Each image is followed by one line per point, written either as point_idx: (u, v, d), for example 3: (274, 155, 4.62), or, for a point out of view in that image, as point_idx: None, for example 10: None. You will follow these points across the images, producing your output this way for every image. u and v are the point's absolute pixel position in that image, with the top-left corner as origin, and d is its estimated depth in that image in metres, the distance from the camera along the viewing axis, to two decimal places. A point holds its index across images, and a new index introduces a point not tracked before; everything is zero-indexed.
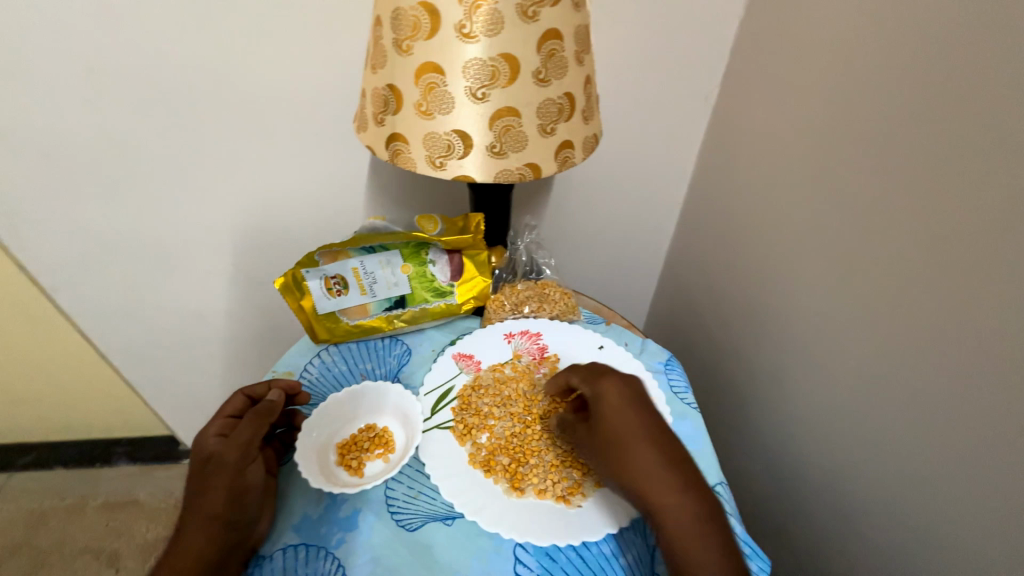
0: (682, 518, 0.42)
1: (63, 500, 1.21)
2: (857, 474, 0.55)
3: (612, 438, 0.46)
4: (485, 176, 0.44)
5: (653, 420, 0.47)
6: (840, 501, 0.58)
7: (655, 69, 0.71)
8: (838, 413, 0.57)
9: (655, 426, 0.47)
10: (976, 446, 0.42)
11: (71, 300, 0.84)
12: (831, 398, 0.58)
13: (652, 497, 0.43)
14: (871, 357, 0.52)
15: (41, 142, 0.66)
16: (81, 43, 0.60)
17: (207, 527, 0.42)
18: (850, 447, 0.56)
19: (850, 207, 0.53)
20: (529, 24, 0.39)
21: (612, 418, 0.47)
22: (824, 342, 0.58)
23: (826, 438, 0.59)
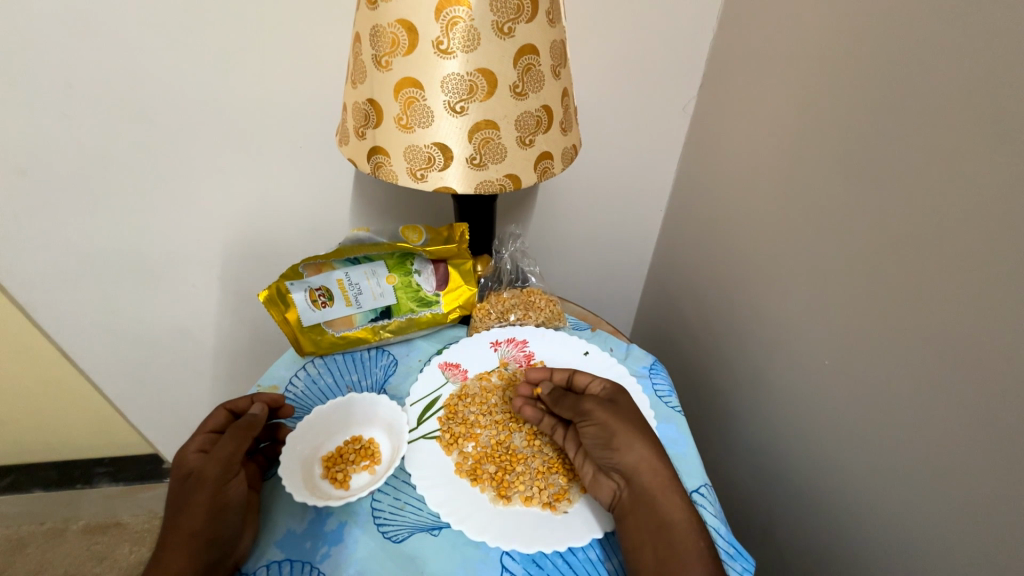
0: (674, 514, 0.45)
1: (42, 524, 1.18)
2: (838, 473, 0.56)
3: (604, 432, 0.50)
4: (466, 187, 0.45)
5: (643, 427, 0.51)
6: (823, 501, 0.59)
7: (635, 82, 0.73)
8: (820, 414, 0.58)
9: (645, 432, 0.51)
10: (948, 440, 0.43)
11: (48, 316, 0.82)
12: (813, 399, 0.59)
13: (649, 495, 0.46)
14: (848, 358, 0.53)
15: (18, 157, 0.65)
16: (62, 57, 0.59)
17: (188, 545, 0.42)
18: (832, 447, 0.57)
19: (824, 212, 0.55)
20: (505, 40, 0.40)
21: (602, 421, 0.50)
22: (804, 343, 0.60)
23: (809, 439, 0.60)
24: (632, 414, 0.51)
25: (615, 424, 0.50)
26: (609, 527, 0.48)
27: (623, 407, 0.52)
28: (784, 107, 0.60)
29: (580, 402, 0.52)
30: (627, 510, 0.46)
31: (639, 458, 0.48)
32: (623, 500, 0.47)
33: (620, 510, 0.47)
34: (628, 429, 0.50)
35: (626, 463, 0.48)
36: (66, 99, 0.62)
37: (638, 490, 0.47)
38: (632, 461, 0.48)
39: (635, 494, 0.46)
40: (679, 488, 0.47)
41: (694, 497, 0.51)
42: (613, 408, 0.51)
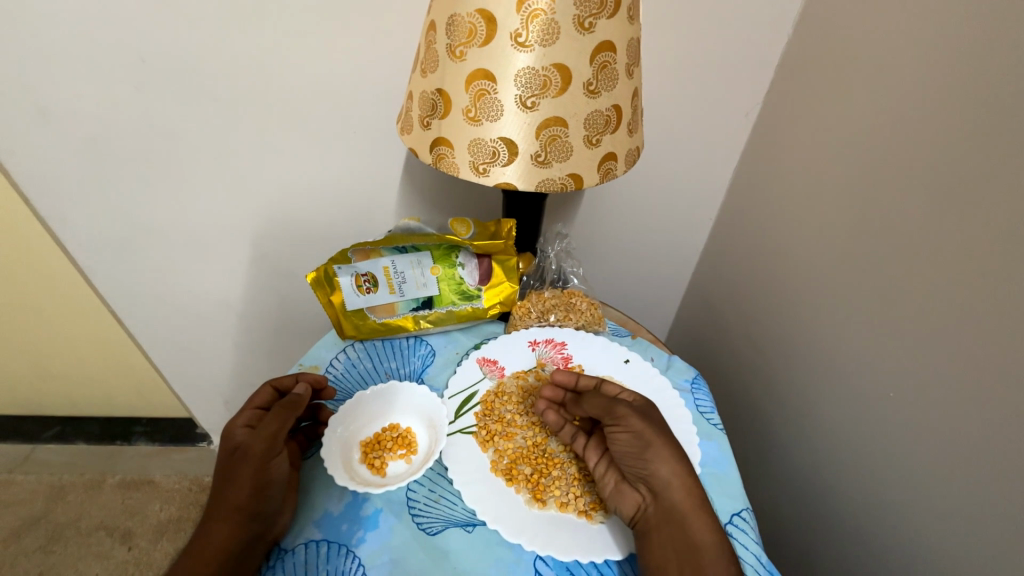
0: (703, 534, 0.44)
1: (82, 475, 1.25)
2: (889, 513, 0.53)
3: (638, 443, 0.48)
4: (527, 184, 0.44)
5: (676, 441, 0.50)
6: (869, 539, 0.56)
7: (697, 85, 0.70)
8: (875, 450, 0.55)
9: (679, 446, 0.49)
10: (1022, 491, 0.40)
11: (107, 280, 0.87)
12: (868, 433, 0.56)
13: (680, 512, 0.45)
14: (917, 396, 0.50)
15: (89, 126, 0.68)
16: (136, 32, 0.61)
17: (233, 517, 0.43)
18: (886, 486, 0.54)
19: (902, 240, 0.51)
20: (584, 35, 0.39)
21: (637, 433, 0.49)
22: (863, 373, 0.56)
23: (859, 474, 0.58)
24: (665, 427, 0.50)
25: (651, 436, 0.48)
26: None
27: (657, 418, 0.51)
28: (862, 124, 0.57)
29: (612, 408, 0.50)
30: (653, 525, 0.45)
31: (672, 474, 0.47)
32: (650, 515, 0.46)
33: (644, 524, 0.46)
34: (661, 443, 0.48)
35: (658, 477, 0.47)
36: (139, 73, 0.64)
37: (666, 507, 0.46)
38: (666, 475, 0.47)
39: (664, 510, 0.46)
40: (707, 508, 0.46)
41: (735, 520, 0.49)
42: (648, 417, 0.50)
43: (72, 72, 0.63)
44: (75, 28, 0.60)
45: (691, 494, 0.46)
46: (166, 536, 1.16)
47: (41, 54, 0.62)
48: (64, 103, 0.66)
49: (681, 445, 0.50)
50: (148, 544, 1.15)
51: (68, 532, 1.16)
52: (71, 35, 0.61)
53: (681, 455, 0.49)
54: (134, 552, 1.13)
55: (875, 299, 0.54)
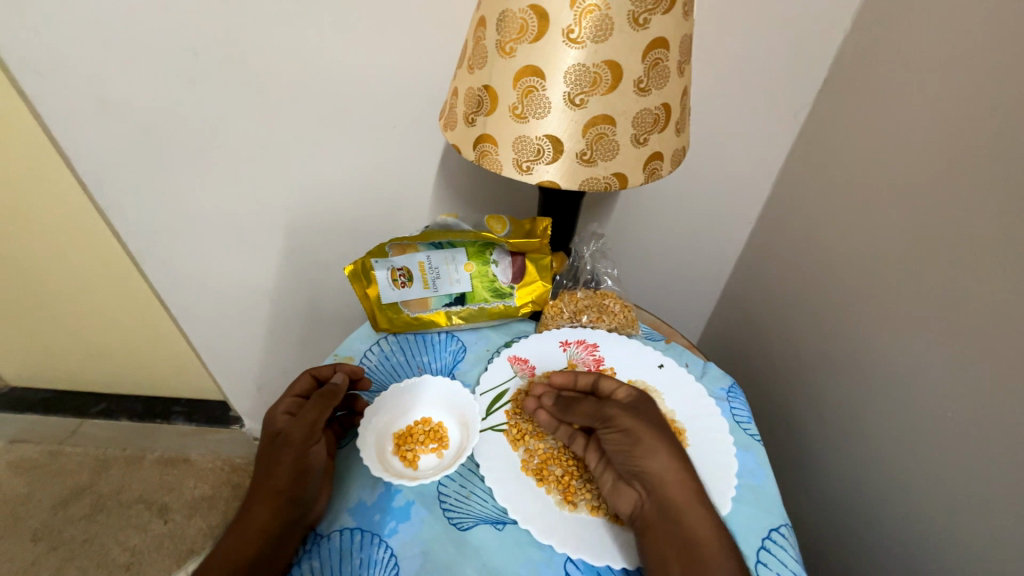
0: (700, 527, 0.44)
1: (124, 450, 1.32)
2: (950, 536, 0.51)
3: (628, 438, 0.48)
4: (571, 183, 0.43)
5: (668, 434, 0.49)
6: (930, 561, 0.54)
7: (747, 82, 0.68)
8: (942, 469, 0.53)
9: (671, 439, 0.49)
10: None
11: (155, 267, 0.90)
12: (933, 450, 0.54)
13: (674, 507, 0.45)
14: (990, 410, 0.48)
15: (143, 119, 0.70)
16: (191, 29, 0.63)
17: (274, 500, 0.44)
18: (952, 505, 0.51)
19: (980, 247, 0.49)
20: (638, 31, 0.38)
21: (626, 428, 0.48)
22: (931, 385, 0.54)
23: (921, 491, 0.55)
24: (658, 420, 0.50)
25: (642, 430, 0.48)
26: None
27: (649, 412, 0.50)
28: (932, 124, 0.54)
29: (602, 405, 0.50)
30: (650, 521, 0.45)
31: (665, 468, 0.46)
32: (645, 511, 0.45)
33: (642, 522, 0.45)
34: (652, 437, 0.48)
35: (652, 472, 0.46)
36: (195, 67, 0.66)
37: (663, 504, 0.45)
38: (660, 470, 0.46)
39: (660, 506, 0.45)
40: (706, 502, 0.46)
41: (773, 536, 0.47)
42: (639, 414, 0.49)
43: (132, 65, 0.65)
44: (132, 24, 0.62)
45: (685, 487, 0.46)
46: (200, 512, 1.22)
47: (98, 49, 0.64)
48: (119, 96, 0.68)
49: (675, 439, 0.49)
50: (183, 519, 1.20)
51: (110, 503, 1.22)
52: (128, 30, 0.62)
53: (675, 448, 0.48)
54: (170, 526, 1.19)
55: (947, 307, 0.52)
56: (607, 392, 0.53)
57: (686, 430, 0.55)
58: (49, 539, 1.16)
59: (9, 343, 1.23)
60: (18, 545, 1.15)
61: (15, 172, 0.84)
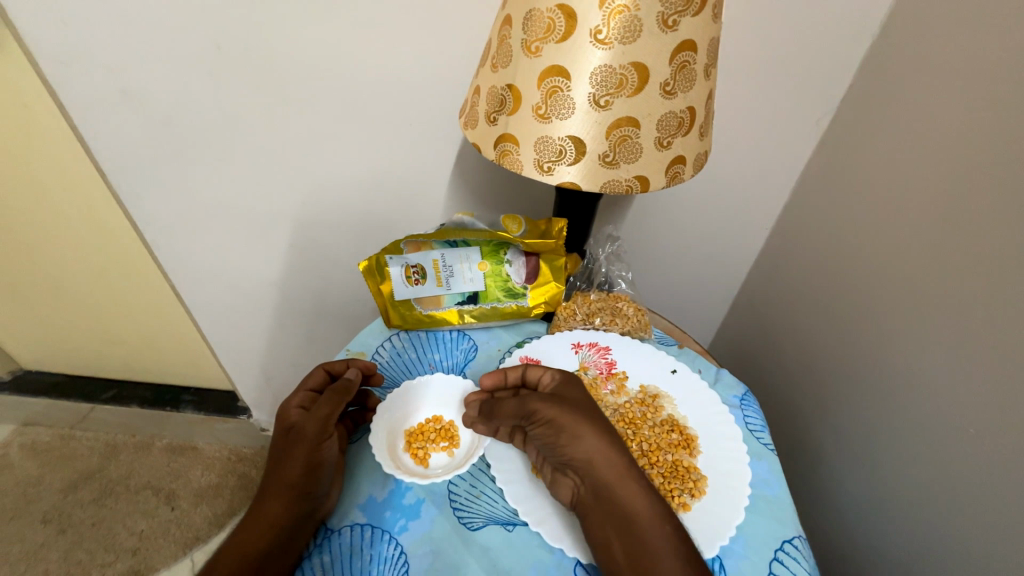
0: (636, 505, 0.44)
1: (134, 436, 1.33)
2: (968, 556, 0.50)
3: (552, 431, 0.47)
4: (592, 185, 0.43)
5: (595, 417, 0.49)
6: None
7: (768, 87, 0.67)
8: (959, 489, 0.51)
9: (597, 420, 0.48)
10: None
11: (170, 257, 0.91)
12: (951, 471, 0.52)
13: (607, 490, 0.45)
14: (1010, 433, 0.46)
15: (164, 110, 0.71)
16: (214, 22, 0.63)
17: (287, 494, 0.45)
18: (969, 526, 0.50)
19: (1005, 264, 0.47)
20: (667, 33, 0.38)
21: (547, 421, 0.47)
22: (949, 403, 0.53)
23: (936, 508, 0.54)
24: (580, 405, 0.49)
25: (562, 419, 0.47)
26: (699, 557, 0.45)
27: (570, 399, 0.49)
28: (958, 135, 0.52)
29: (522, 401, 0.49)
30: (588, 507, 0.45)
31: (593, 452, 0.46)
32: (581, 498, 0.46)
33: (582, 509, 0.46)
34: (574, 425, 0.47)
35: (579, 459, 0.46)
36: (214, 60, 0.66)
37: (598, 488, 0.45)
38: (587, 457, 0.46)
39: (594, 491, 0.45)
40: (640, 479, 0.46)
41: (786, 548, 0.46)
42: (560, 401, 0.49)
43: (153, 57, 0.66)
44: (155, 17, 0.62)
45: (615, 468, 0.46)
46: (206, 500, 1.23)
47: (122, 40, 0.64)
48: (142, 87, 0.68)
49: (603, 418, 0.49)
50: (189, 506, 1.22)
51: (119, 488, 1.24)
52: (151, 22, 0.63)
53: (601, 430, 0.48)
54: (177, 513, 1.20)
55: (967, 324, 0.51)
56: (535, 382, 0.53)
57: (698, 437, 0.55)
58: (59, 521, 1.18)
59: (25, 327, 1.25)
60: (28, 527, 1.17)
61: (36, 160, 0.85)
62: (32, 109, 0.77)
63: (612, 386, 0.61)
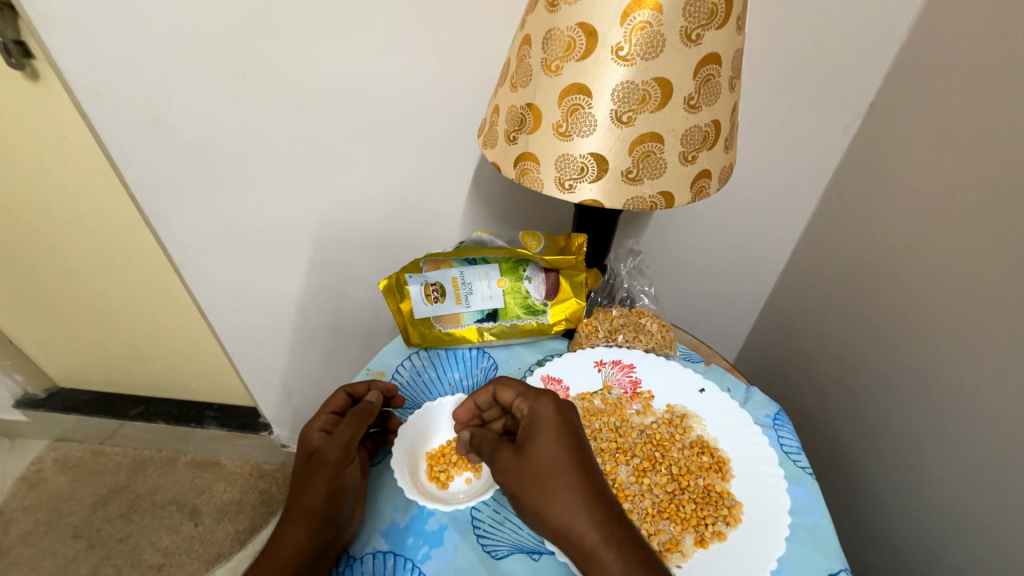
0: None
1: (160, 451, 1.37)
2: None
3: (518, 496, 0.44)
4: (615, 202, 0.42)
5: (566, 475, 0.42)
6: None
7: (794, 94, 0.65)
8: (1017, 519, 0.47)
9: (566, 479, 0.42)
10: None
11: (196, 276, 0.93)
12: (1009, 500, 0.48)
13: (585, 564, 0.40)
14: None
15: (191, 136, 0.73)
16: (238, 51, 0.65)
17: (308, 522, 0.44)
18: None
19: None
20: (691, 47, 0.37)
21: (511, 486, 0.44)
22: (1002, 424, 0.49)
23: (990, 537, 0.50)
24: (544, 462, 0.44)
25: (525, 484, 0.43)
26: None
27: (534, 456, 0.44)
28: (1002, 141, 0.50)
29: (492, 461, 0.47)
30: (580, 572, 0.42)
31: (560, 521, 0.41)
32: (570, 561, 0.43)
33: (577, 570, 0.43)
34: (540, 491, 0.42)
35: (549, 529, 0.42)
36: (240, 86, 0.68)
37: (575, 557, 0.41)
38: (555, 527, 0.41)
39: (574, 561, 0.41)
40: (621, 551, 0.39)
41: None
42: (520, 462, 0.44)
43: (182, 86, 0.68)
44: (181, 45, 0.64)
45: (586, 540, 0.40)
46: (228, 517, 1.24)
47: (151, 69, 0.66)
48: (171, 114, 0.70)
49: (575, 475, 0.42)
50: (212, 522, 1.23)
51: (145, 503, 1.26)
52: (178, 52, 0.65)
53: (573, 492, 0.42)
54: (200, 529, 1.21)
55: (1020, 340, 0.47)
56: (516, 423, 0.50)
57: (730, 461, 0.53)
58: (88, 536, 1.20)
59: (58, 345, 1.28)
60: (60, 541, 1.20)
61: (71, 183, 0.88)
62: (71, 138, 0.80)
63: (637, 407, 0.59)
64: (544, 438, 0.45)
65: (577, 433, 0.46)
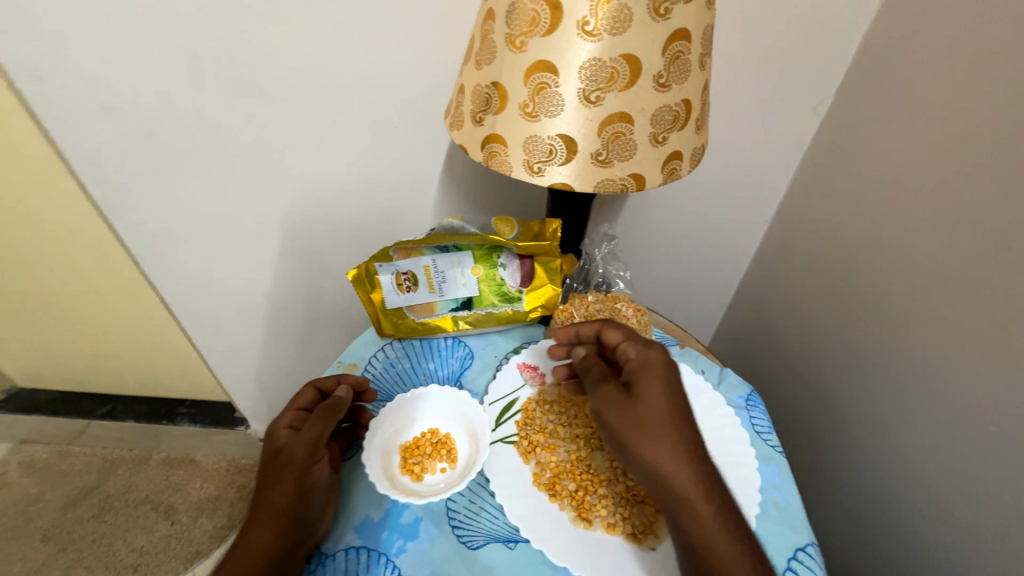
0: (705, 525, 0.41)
1: (132, 450, 1.31)
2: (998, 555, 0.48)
3: (621, 432, 0.45)
4: (585, 185, 0.41)
5: (681, 423, 0.44)
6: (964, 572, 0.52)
7: (767, 75, 0.64)
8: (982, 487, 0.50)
9: (680, 427, 0.44)
10: None
11: (157, 270, 0.88)
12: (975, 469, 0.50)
13: (678, 505, 0.42)
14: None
15: (142, 119, 0.68)
16: (188, 27, 0.60)
17: (276, 522, 0.42)
18: (994, 526, 0.49)
19: None
20: (659, 22, 0.36)
21: (614, 421, 0.45)
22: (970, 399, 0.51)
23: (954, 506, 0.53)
24: (658, 406, 0.45)
25: (634, 422, 0.44)
26: None
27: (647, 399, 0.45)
28: (971, 120, 0.50)
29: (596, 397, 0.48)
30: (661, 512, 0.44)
31: (666, 463, 0.42)
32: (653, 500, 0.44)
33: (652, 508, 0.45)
34: (650, 432, 0.44)
35: (648, 468, 0.43)
36: (191, 65, 0.63)
37: (665, 499, 0.43)
38: (657, 466, 0.43)
39: (663, 501, 0.43)
40: (717, 498, 0.42)
41: (800, 556, 0.45)
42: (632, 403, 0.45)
43: (129, 65, 0.63)
44: (125, 20, 0.59)
45: (688, 483, 0.42)
46: (205, 514, 1.21)
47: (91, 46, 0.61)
48: (119, 96, 0.65)
49: (684, 426, 0.44)
50: (189, 520, 1.20)
51: (118, 503, 1.22)
52: (122, 28, 0.60)
53: (684, 439, 0.43)
54: (177, 527, 1.19)
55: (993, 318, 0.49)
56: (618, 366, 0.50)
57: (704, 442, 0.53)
58: (59, 539, 1.16)
59: (15, 344, 1.22)
60: (28, 546, 1.15)
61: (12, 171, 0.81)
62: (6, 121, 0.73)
63: None
64: (662, 385, 0.46)
65: (680, 390, 0.47)
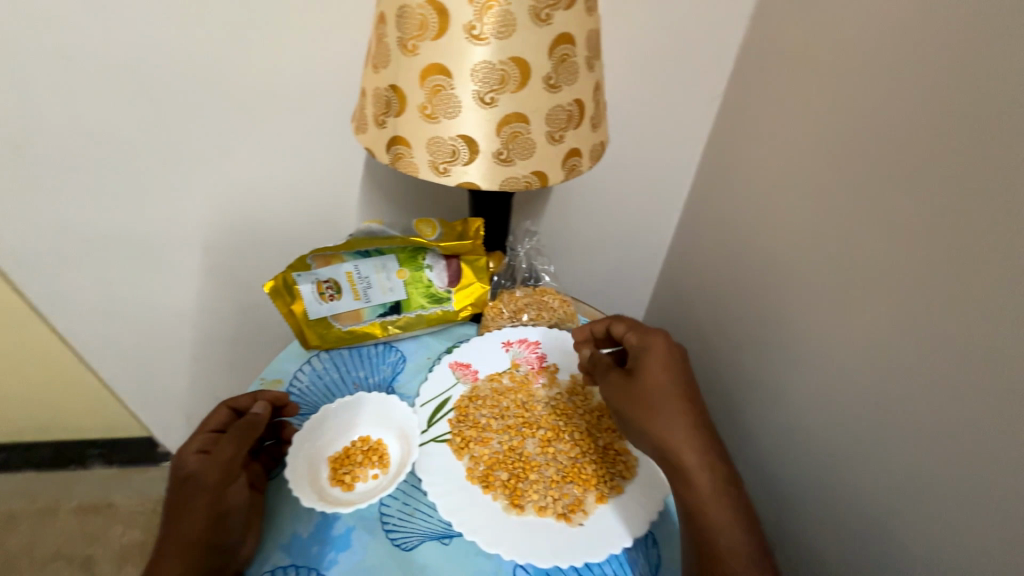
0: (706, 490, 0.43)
1: (34, 503, 1.16)
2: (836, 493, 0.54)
3: (627, 409, 0.48)
4: (490, 183, 0.42)
5: (683, 397, 0.47)
6: None
7: (660, 75, 0.70)
8: (826, 436, 0.54)
9: (682, 401, 0.47)
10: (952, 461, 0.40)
11: (44, 299, 0.78)
12: None
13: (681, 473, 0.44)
14: (879, 389, 0.48)
15: (14, 130, 0.61)
16: (65, 30, 0.56)
17: (186, 553, 0.39)
18: None
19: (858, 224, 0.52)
20: (542, 27, 0.38)
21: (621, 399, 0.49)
22: None
23: None
24: (660, 383, 0.48)
25: (639, 398, 0.48)
26: (635, 535, 0.46)
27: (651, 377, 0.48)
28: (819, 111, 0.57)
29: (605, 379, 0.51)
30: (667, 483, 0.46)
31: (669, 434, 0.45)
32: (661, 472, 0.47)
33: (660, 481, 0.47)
34: (653, 405, 0.47)
35: (653, 440, 0.46)
36: (69, 71, 0.58)
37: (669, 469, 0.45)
38: (660, 436, 0.46)
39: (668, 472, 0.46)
40: (717, 465, 0.44)
41: None
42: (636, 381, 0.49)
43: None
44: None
45: (690, 451, 0.45)
46: (130, 561, 1.09)
47: None
48: None
49: (687, 400, 0.47)
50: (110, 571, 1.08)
51: (20, 563, 1.08)
52: None
53: (685, 412, 0.46)
54: None
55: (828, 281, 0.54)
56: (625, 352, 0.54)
57: None
58: None
59: None
60: None
61: None
62: None
63: (543, 380, 0.61)
64: (662, 364, 0.49)
65: (686, 370, 0.50)
